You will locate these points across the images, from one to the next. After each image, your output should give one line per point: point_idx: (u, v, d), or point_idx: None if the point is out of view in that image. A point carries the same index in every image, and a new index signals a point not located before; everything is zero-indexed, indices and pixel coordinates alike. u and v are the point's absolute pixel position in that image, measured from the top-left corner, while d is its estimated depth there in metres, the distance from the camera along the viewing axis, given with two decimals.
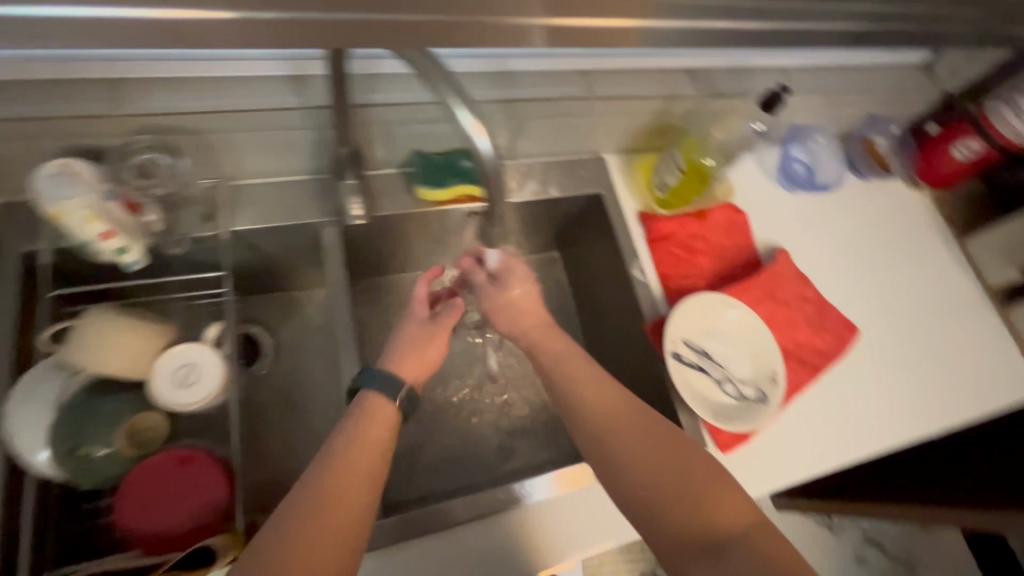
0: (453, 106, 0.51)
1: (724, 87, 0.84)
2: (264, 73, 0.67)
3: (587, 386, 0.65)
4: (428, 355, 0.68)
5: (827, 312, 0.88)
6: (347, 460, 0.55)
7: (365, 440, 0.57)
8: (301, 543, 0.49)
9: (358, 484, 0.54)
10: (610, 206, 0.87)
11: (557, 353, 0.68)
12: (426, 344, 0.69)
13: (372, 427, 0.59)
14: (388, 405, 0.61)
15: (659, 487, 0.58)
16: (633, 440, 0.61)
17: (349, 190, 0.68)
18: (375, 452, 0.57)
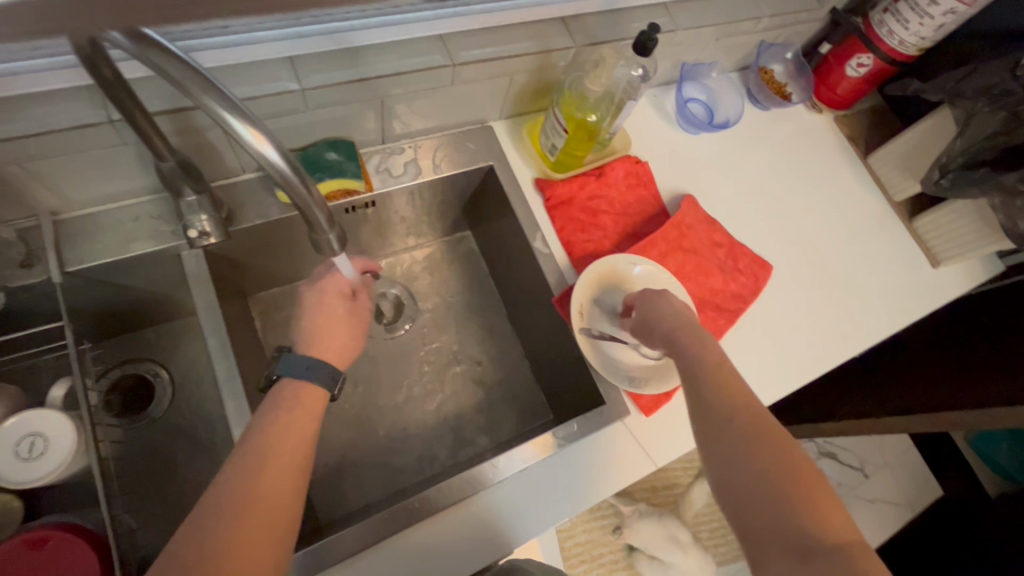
0: (223, 113, 0.35)
1: (604, 34, 0.77)
2: (39, 86, 0.53)
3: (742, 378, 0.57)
4: (336, 345, 0.65)
5: (738, 253, 0.87)
6: (274, 442, 0.53)
7: (291, 422, 0.56)
8: (225, 538, 0.46)
9: (285, 461, 0.53)
10: (504, 177, 0.82)
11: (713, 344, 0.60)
12: (333, 339, 0.65)
13: (301, 415, 0.57)
14: (313, 392, 0.60)
15: (763, 463, 0.50)
16: (751, 404, 0.54)
17: (192, 210, 0.60)
18: (302, 437, 0.56)
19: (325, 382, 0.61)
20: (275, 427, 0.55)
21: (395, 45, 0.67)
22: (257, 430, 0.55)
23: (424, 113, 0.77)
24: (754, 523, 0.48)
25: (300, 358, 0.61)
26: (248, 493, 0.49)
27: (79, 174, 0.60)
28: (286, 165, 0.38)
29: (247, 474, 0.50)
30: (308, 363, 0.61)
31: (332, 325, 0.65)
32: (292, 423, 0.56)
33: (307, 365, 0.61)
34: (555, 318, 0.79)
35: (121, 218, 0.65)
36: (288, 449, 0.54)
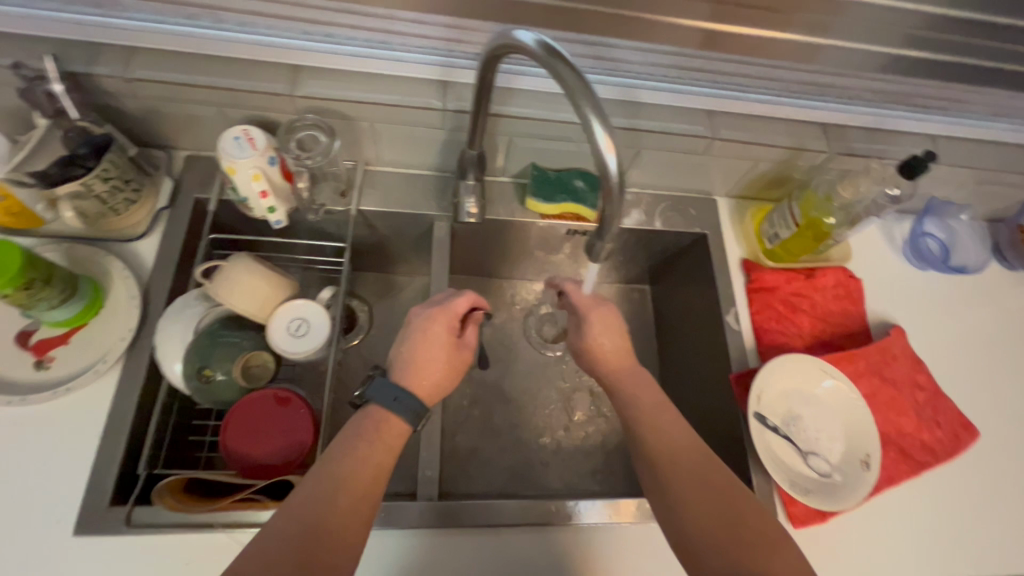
0: (591, 124, 0.43)
1: (863, 149, 0.79)
2: (411, 75, 0.69)
3: (654, 413, 0.61)
4: (429, 378, 0.64)
5: (941, 404, 0.79)
6: (358, 462, 0.55)
7: (379, 445, 0.58)
8: (298, 547, 0.49)
9: (361, 482, 0.54)
10: (713, 250, 0.86)
11: (623, 377, 0.65)
12: (428, 368, 0.64)
13: (376, 450, 0.57)
14: (398, 423, 0.60)
15: (692, 502, 0.55)
16: (659, 431, 0.60)
17: (468, 193, 0.73)
18: (380, 469, 0.56)
19: (407, 417, 0.60)
20: (355, 460, 0.56)
21: (670, 110, 0.76)
22: (327, 461, 0.56)
23: (662, 172, 0.84)
24: (693, 562, 0.54)
25: (390, 387, 0.61)
26: (327, 509, 0.52)
27: (400, 144, 0.76)
28: (616, 178, 0.44)
29: (329, 488, 0.53)
30: (395, 393, 0.61)
31: (431, 356, 0.64)
32: (370, 453, 0.57)
33: (394, 396, 0.61)
34: (726, 395, 0.78)
35: (408, 182, 0.81)
36: (357, 486, 0.54)
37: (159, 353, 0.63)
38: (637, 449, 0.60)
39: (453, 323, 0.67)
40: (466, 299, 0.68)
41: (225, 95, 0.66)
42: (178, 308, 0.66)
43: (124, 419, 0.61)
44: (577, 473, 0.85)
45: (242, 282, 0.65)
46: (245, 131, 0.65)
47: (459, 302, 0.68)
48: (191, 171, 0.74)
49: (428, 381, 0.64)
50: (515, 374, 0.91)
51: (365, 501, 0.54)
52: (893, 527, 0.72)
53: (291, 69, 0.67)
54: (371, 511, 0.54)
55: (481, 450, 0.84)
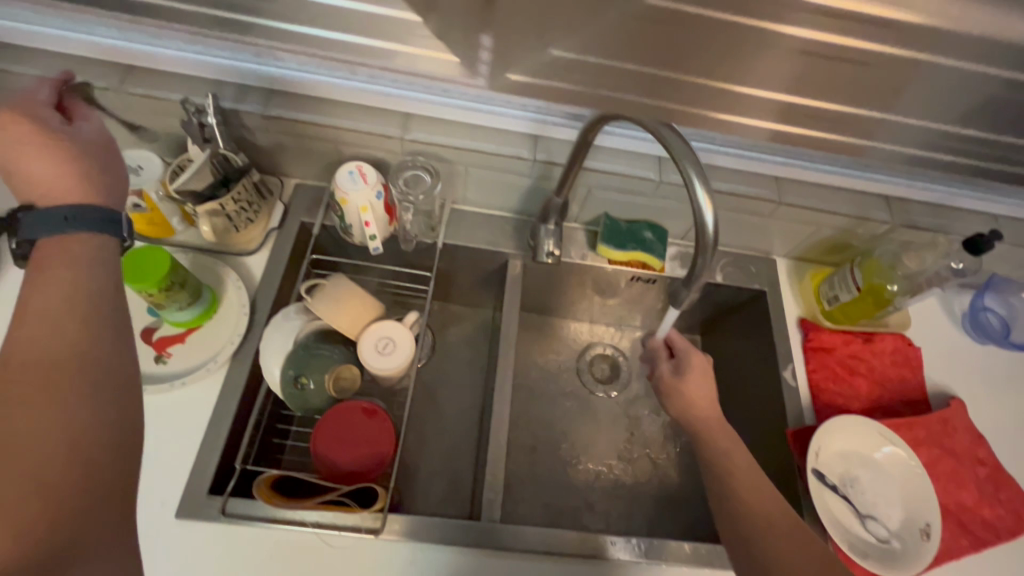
0: (693, 183, 0.48)
1: (924, 221, 0.82)
2: (507, 128, 0.77)
3: (745, 488, 0.62)
4: (37, 176, 0.52)
5: (1002, 480, 0.79)
6: (30, 315, 0.46)
7: (40, 274, 0.49)
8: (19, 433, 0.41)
9: (54, 321, 0.46)
10: (771, 306, 0.89)
11: (713, 443, 0.66)
12: (55, 173, 0.52)
13: (46, 281, 0.48)
14: (63, 241, 0.50)
15: (779, 560, 0.57)
16: (744, 487, 0.62)
17: (547, 236, 0.80)
18: (67, 287, 0.48)
19: (86, 228, 0.51)
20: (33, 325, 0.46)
21: (739, 173, 0.82)
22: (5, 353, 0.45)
23: (726, 230, 0.89)
24: None
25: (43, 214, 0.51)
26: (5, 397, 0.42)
27: (486, 187, 0.83)
28: (711, 233, 0.49)
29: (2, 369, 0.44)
30: (62, 216, 0.51)
31: (40, 146, 0.52)
32: (36, 282, 0.48)
33: (63, 216, 0.51)
34: (780, 448, 0.79)
35: (487, 222, 0.88)
36: (53, 334, 0.45)
37: (263, 356, 0.70)
38: (722, 507, 0.62)
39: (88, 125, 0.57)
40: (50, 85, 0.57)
41: (343, 134, 0.75)
42: (280, 320, 0.72)
43: (226, 414, 0.67)
44: (625, 515, 0.86)
45: (342, 304, 0.73)
46: (359, 166, 0.73)
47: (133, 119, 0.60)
48: (299, 197, 0.83)
49: (44, 180, 0.52)
50: (569, 411, 0.94)
51: (66, 338, 0.46)
52: None
53: (403, 115, 0.76)
54: (93, 368, 0.45)
55: (533, 481, 0.87)
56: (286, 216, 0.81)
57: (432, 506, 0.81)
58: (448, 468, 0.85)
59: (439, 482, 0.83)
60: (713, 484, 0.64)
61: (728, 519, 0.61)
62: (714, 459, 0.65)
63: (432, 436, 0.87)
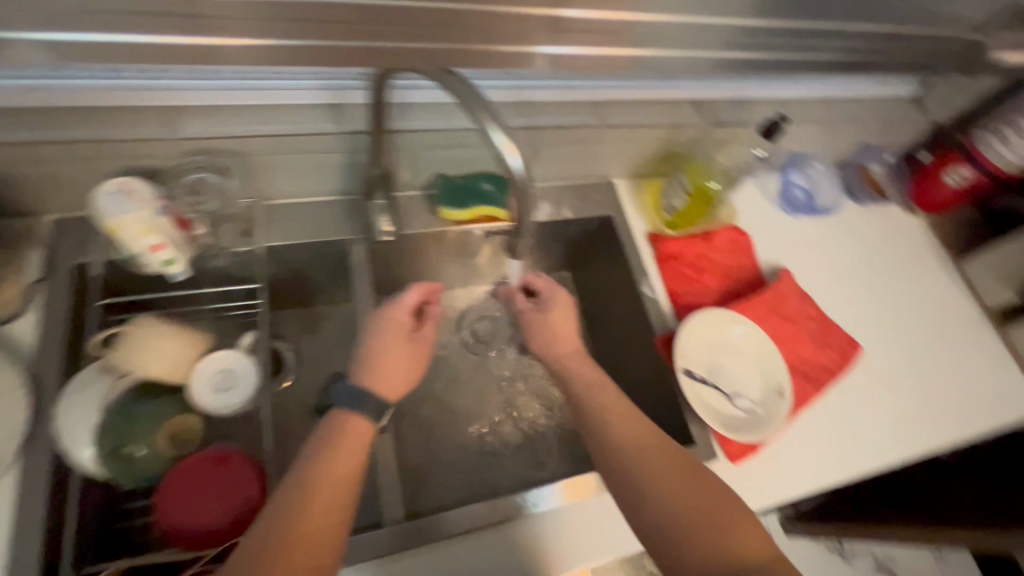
0: (488, 129, 0.45)
1: (729, 116, 0.89)
2: (300, 101, 0.67)
3: (613, 417, 0.66)
4: (395, 372, 0.68)
5: (829, 329, 0.91)
6: (324, 470, 0.56)
7: (329, 468, 0.56)
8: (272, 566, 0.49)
9: (327, 512, 0.53)
10: (620, 228, 0.92)
11: (585, 387, 0.70)
12: (395, 365, 0.68)
13: (340, 454, 0.58)
14: (360, 433, 0.60)
15: (659, 494, 0.60)
16: (623, 429, 0.65)
17: (379, 213, 0.74)
18: (346, 475, 0.57)
19: (373, 412, 0.63)
20: (311, 476, 0.56)
21: (559, 104, 0.81)
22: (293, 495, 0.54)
23: (563, 162, 0.88)
24: (667, 551, 0.58)
25: (267, 384, 0.65)
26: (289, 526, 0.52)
27: (299, 172, 0.74)
28: (522, 175, 0.47)
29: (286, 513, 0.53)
30: (356, 391, 0.64)
31: (380, 341, 0.70)
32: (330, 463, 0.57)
33: (361, 395, 0.64)
34: (655, 359, 0.84)
35: (312, 210, 0.78)
36: (331, 489, 0.55)
37: (62, 445, 0.56)
38: (607, 453, 0.64)
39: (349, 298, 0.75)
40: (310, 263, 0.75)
41: (90, 145, 0.60)
42: (77, 393, 0.59)
43: (31, 524, 0.53)
44: (537, 465, 0.87)
45: (144, 347, 0.61)
46: (123, 182, 0.59)
47: (409, 295, 0.75)
48: (59, 233, 0.66)
49: (357, 368, 0.68)
50: (458, 382, 0.92)
51: (335, 501, 0.54)
52: (809, 445, 0.82)
53: (162, 109, 0.62)
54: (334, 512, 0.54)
55: (440, 465, 0.85)
56: (48, 260, 0.65)
57: None
58: None
59: None
60: (593, 429, 0.66)
61: (600, 447, 0.64)
62: (588, 400, 0.68)
63: None
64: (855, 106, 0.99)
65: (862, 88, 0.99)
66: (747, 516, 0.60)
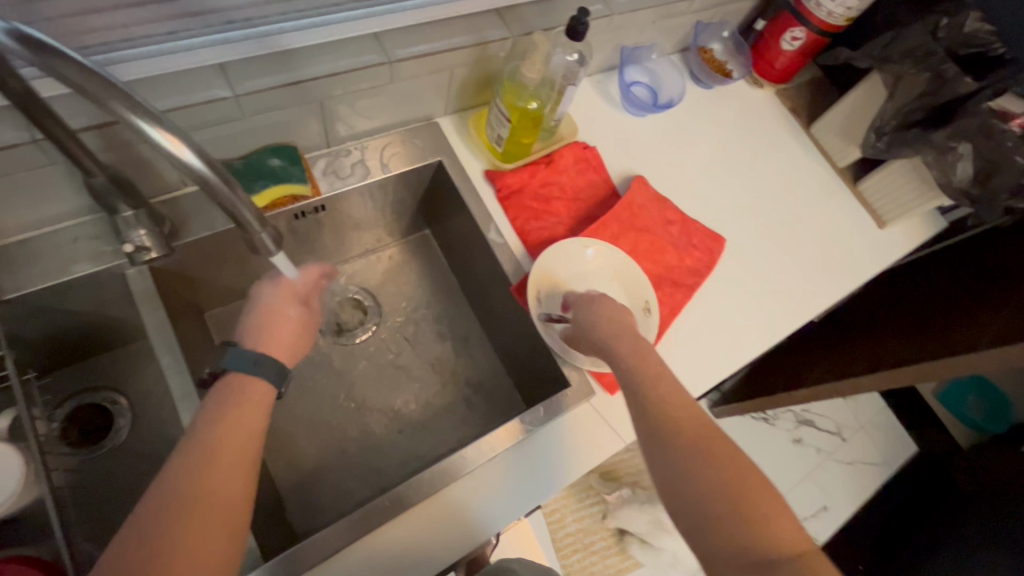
0: (132, 120, 0.35)
1: (540, 20, 0.78)
2: None
3: (677, 400, 0.59)
4: (284, 342, 0.61)
5: (691, 229, 0.88)
6: (221, 440, 0.51)
7: (236, 423, 0.52)
8: (177, 541, 0.45)
9: (228, 478, 0.49)
10: (454, 173, 0.82)
11: (621, 354, 0.63)
12: (282, 331, 0.62)
13: (244, 413, 0.53)
14: (262, 389, 0.56)
15: (698, 472, 0.55)
16: (678, 402, 0.59)
17: (136, 226, 0.60)
18: (249, 435, 0.52)
19: (270, 377, 0.57)
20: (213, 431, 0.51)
21: (328, 46, 0.67)
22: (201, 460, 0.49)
23: (366, 114, 0.77)
24: (697, 529, 0.54)
25: (246, 351, 0.57)
26: (190, 491, 0.47)
27: (9, 198, 0.58)
28: (208, 171, 0.38)
29: (186, 479, 0.48)
30: (254, 357, 0.57)
31: (282, 321, 0.62)
32: (234, 418, 0.53)
33: (254, 359, 0.57)
34: (517, 307, 0.79)
35: (62, 242, 0.64)
36: (229, 459, 0.50)
37: None
38: (650, 426, 0.59)
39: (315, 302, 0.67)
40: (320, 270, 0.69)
41: None
42: None
43: None
44: (427, 440, 0.85)
45: None
46: None
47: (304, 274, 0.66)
48: None
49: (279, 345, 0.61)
50: (328, 381, 0.85)
51: (243, 468, 0.50)
52: (685, 352, 0.81)
53: None
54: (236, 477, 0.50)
55: (324, 473, 0.80)
56: None
57: None
58: None
59: None
60: (649, 401, 0.60)
61: (646, 426, 0.59)
62: (631, 367, 0.62)
63: None
64: None
65: None
66: (783, 501, 0.55)
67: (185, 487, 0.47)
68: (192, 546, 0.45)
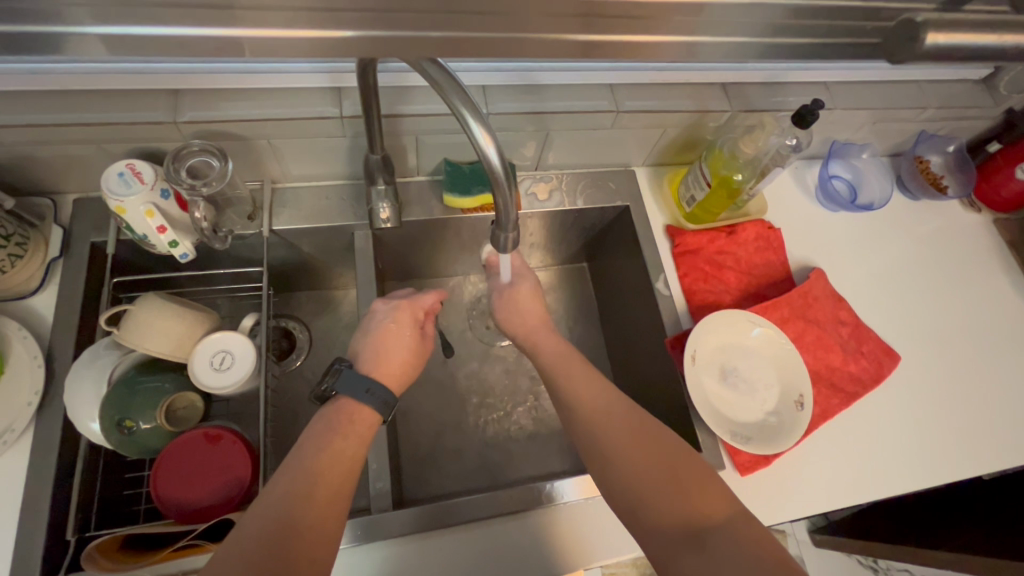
0: (466, 117, 0.42)
1: (763, 102, 0.81)
2: (305, 85, 0.67)
3: (588, 394, 0.63)
4: (394, 368, 0.69)
5: (864, 335, 0.84)
6: (330, 462, 0.57)
7: (339, 452, 0.58)
8: (283, 551, 0.50)
9: (332, 503, 0.55)
10: (637, 219, 0.87)
11: (546, 351, 0.69)
12: (393, 355, 0.69)
13: (349, 442, 0.60)
14: (368, 414, 0.64)
15: (626, 460, 0.57)
16: (590, 394, 0.63)
17: (381, 199, 0.73)
18: (349, 465, 0.58)
19: (377, 406, 0.64)
20: (320, 454, 0.58)
21: (572, 89, 0.76)
22: (307, 477, 0.55)
23: (576, 151, 0.85)
24: (636, 514, 0.55)
25: (357, 380, 0.65)
26: (299, 510, 0.53)
27: (301, 154, 0.73)
28: (501, 167, 0.44)
29: (301, 496, 0.54)
30: (362, 385, 0.64)
31: (394, 348, 0.69)
32: (337, 448, 0.59)
33: (365, 388, 0.64)
34: (665, 360, 0.80)
35: (321, 196, 0.79)
36: (332, 484, 0.56)
37: (71, 411, 0.60)
38: (568, 418, 0.63)
39: (428, 331, 0.75)
40: (434, 296, 0.76)
41: (94, 128, 0.62)
42: (88, 361, 0.62)
43: (46, 484, 0.58)
44: (537, 457, 0.89)
45: (151, 327, 0.63)
46: (130, 165, 0.61)
47: (425, 297, 0.74)
48: (78, 211, 0.70)
49: (389, 371, 0.68)
50: (466, 372, 0.94)
51: (341, 495, 0.56)
52: (830, 460, 0.77)
53: (170, 95, 0.64)
54: (337, 502, 0.55)
55: (442, 452, 0.87)
56: (52, 230, 0.67)
57: None
58: None
59: None
60: (561, 393, 0.64)
61: (568, 416, 0.63)
62: (549, 364, 0.68)
63: None
64: (913, 90, 0.88)
65: (917, 70, 0.89)
66: (710, 475, 0.57)
67: (296, 503, 0.53)
68: (297, 556, 0.50)
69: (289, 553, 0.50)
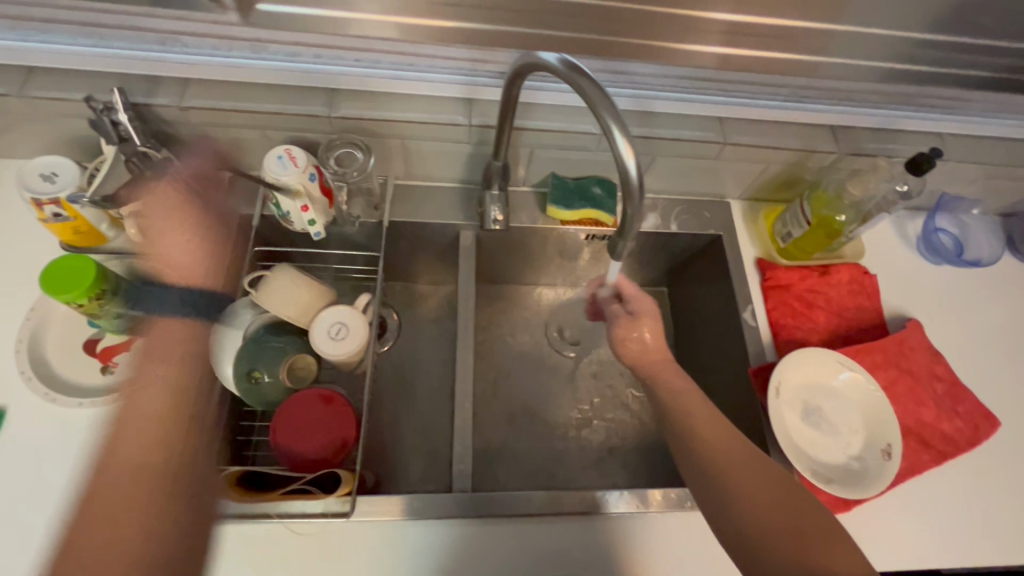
0: (612, 131, 0.47)
1: (872, 147, 0.81)
2: (442, 94, 0.75)
3: (714, 439, 0.61)
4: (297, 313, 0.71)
5: (961, 394, 0.81)
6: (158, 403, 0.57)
7: (163, 388, 0.58)
8: (125, 498, 0.51)
9: (159, 445, 0.55)
10: (729, 249, 0.89)
11: (666, 382, 0.66)
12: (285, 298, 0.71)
13: (168, 377, 0.59)
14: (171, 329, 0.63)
15: (752, 513, 0.57)
16: (714, 438, 0.61)
17: (493, 202, 0.79)
18: (160, 409, 0.56)
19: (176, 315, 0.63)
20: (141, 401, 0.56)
21: (682, 118, 0.80)
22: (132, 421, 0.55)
23: (675, 178, 0.88)
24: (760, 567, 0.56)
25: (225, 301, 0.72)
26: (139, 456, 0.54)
27: (426, 156, 0.81)
28: (636, 180, 0.48)
29: (139, 442, 0.54)
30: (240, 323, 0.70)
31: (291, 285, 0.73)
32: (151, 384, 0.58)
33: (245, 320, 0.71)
34: (746, 390, 0.80)
35: (435, 195, 0.86)
36: (154, 428, 0.55)
37: (213, 357, 0.68)
38: (688, 462, 0.62)
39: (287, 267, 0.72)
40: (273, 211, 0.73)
41: (261, 116, 0.71)
42: (227, 316, 0.70)
43: None
44: (602, 469, 0.89)
45: (283, 293, 0.71)
46: (288, 150, 0.69)
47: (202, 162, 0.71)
48: (231, 187, 0.80)
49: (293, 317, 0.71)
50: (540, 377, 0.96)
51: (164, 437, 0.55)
52: (914, 516, 0.74)
53: (327, 92, 0.73)
54: (181, 443, 0.56)
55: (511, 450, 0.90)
56: None
57: (413, 483, 0.83)
58: (425, 445, 0.86)
59: (417, 460, 0.85)
60: (681, 433, 0.63)
61: (688, 459, 0.62)
62: (668, 398, 0.65)
63: (405, 416, 0.88)
64: None
65: None
66: (836, 532, 0.57)
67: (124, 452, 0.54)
68: (137, 501, 0.52)
69: (129, 500, 0.51)
